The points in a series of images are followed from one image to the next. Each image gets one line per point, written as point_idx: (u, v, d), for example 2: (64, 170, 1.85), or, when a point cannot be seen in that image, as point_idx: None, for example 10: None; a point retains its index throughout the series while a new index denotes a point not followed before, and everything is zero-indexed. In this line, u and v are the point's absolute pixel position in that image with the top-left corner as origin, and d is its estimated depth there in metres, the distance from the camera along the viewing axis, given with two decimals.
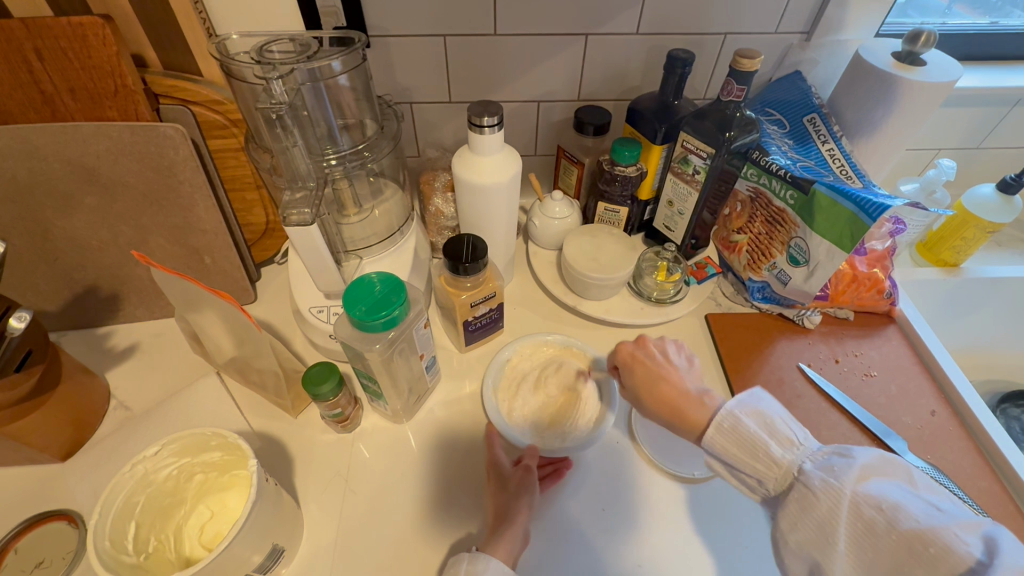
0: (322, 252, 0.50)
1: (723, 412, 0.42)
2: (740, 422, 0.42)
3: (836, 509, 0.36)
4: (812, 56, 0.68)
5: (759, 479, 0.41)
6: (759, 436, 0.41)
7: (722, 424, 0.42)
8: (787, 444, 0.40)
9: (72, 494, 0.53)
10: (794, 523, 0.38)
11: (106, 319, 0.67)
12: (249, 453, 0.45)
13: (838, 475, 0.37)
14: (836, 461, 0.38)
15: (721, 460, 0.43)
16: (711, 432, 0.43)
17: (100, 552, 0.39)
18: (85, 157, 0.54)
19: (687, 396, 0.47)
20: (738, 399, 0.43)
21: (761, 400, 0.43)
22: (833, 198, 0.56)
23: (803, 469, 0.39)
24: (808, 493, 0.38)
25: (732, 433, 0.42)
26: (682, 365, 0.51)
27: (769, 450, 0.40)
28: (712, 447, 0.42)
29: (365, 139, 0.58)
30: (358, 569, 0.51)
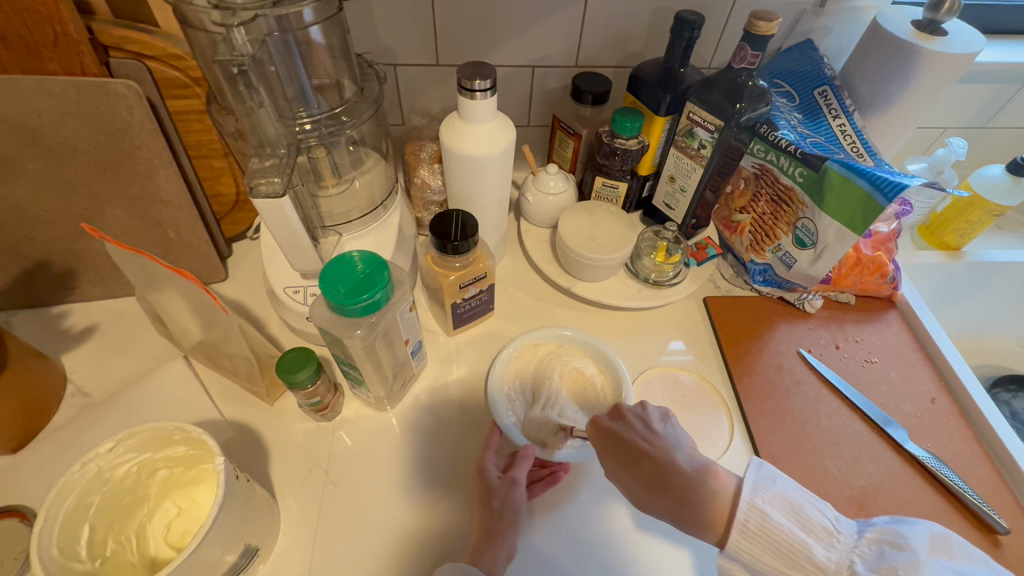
0: (296, 227, 0.46)
1: (747, 506, 0.40)
2: (767, 518, 0.39)
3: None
4: (825, 23, 0.64)
5: None
6: (795, 533, 0.39)
7: (750, 526, 0.39)
8: (827, 538, 0.39)
9: (25, 488, 0.49)
10: None
11: (61, 297, 0.61)
12: (215, 450, 0.41)
13: (901, 573, 0.36)
14: (887, 552, 0.37)
15: (747, 565, 0.40)
16: (737, 536, 0.39)
17: (46, 560, 0.35)
18: (24, 116, 0.48)
19: (691, 483, 0.42)
20: (754, 487, 0.41)
21: (778, 485, 0.41)
22: (846, 175, 0.53)
23: (858, 573, 0.37)
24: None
25: (762, 536, 0.39)
26: (668, 439, 0.45)
27: (810, 549, 0.38)
28: (743, 554, 0.39)
29: (343, 102, 0.52)
30: (339, 565, 0.48)
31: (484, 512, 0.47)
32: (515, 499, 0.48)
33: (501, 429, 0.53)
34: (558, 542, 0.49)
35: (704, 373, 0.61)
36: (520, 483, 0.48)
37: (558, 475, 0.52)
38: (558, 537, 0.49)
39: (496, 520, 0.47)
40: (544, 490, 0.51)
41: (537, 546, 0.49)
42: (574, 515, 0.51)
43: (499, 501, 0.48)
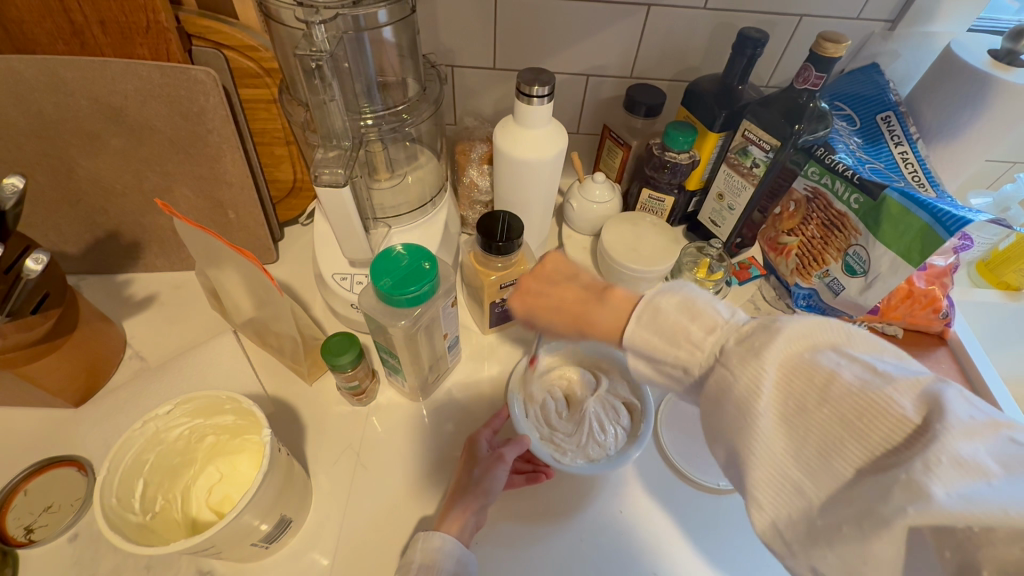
0: (352, 217, 0.48)
1: (643, 301, 0.38)
2: (658, 308, 0.37)
3: (752, 379, 0.31)
4: (894, 47, 0.62)
5: (684, 368, 0.36)
6: (679, 321, 0.36)
7: (641, 314, 0.37)
8: (710, 325, 0.35)
9: (83, 440, 0.53)
10: (717, 412, 0.33)
11: (127, 267, 0.66)
12: (263, 421, 0.43)
13: (759, 348, 0.32)
14: (760, 331, 0.33)
15: (641, 355, 0.38)
16: (630, 325, 0.37)
17: (105, 509, 0.38)
18: (113, 96, 0.51)
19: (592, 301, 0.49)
20: (665, 284, 0.38)
21: (686, 286, 0.37)
22: (905, 206, 0.51)
23: (723, 351, 0.34)
24: (726, 374, 0.33)
25: (652, 323, 0.37)
26: (567, 276, 0.51)
27: (688, 334, 0.35)
28: (636, 343, 0.37)
29: (405, 100, 0.54)
30: (362, 543, 0.50)
31: (464, 476, 0.49)
32: (497, 472, 0.48)
33: (509, 413, 0.55)
34: (566, 542, 0.50)
35: None
36: (506, 462, 0.49)
37: (540, 476, 0.52)
38: (572, 542, 0.50)
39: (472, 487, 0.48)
40: (523, 484, 0.52)
41: (558, 551, 0.50)
42: (588, 520, 0.51)
43: (481, 471, 0.48)
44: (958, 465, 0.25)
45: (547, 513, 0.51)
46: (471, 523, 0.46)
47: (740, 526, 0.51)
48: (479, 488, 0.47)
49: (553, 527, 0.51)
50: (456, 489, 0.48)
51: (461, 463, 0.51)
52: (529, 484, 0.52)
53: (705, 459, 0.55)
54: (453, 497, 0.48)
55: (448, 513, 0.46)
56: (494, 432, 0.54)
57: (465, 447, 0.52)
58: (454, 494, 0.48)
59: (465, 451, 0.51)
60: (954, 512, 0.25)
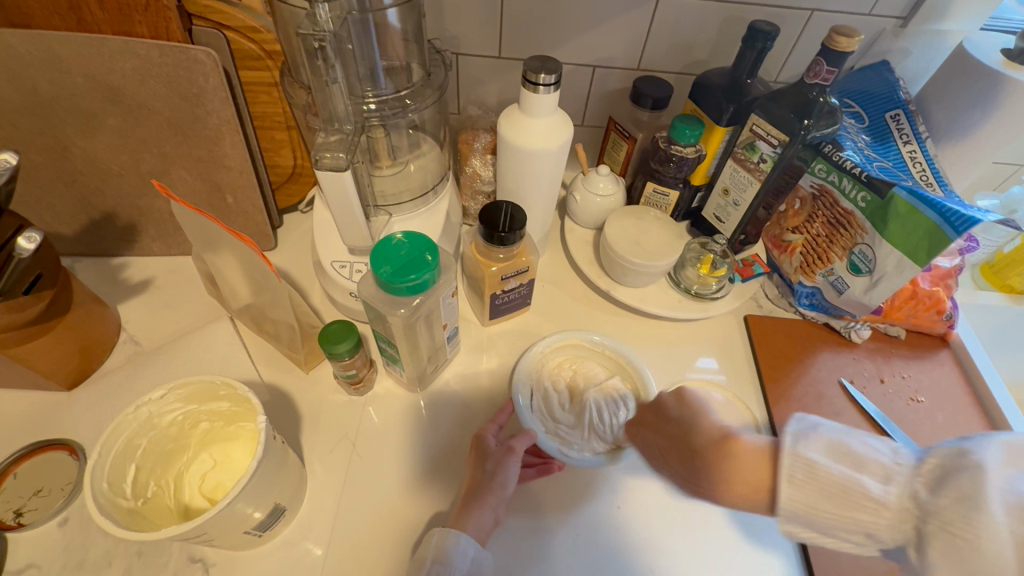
0: (353, 203, 0.47)
1: (785, 454, 0.36)
2: (811, 462, 0.35)
3: (984, 538, 0.29)
4: (904, 45, 0.61)
5: (867, 532, 0.34)
6: (844, 475, 0.34)
7: (793, 473, 0.36)
8: (879, 469, 0.34)
9: (75, 424, 0.52)
10: None
11: (122, 250, 0.65)
12: (258, 408, 0.42)
13: (975, 497, 0.29)
14: (956, 472, 0.31)
15: (807, 522, 0.36)
16: (784, 487, 0.36)
17: (96, 493, 0.38)
18: (111, 75, 0.50)
19: (716, 446, 0.40)
20: (794, 431, 0.37)
21: (819, 426, 0.37)
22: (914, 204, 0.51)
23: (920, 503, 0.32)
24: (948, 530, 0.30)
25: (810, 483, 0.35)
26: (693, 413, 0.44)
27: (862, 496, 0.34)
28: (791, 505, 0.36)
29: (409, 85, 0.53)
30: (356, 534, 0.49)
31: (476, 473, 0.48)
32: (509, 465, 0.48)
33: (515, 408, 0.54)
34: (562, 537, 0.49)
35: (736, 390, 0.60)
36: (517, 454, 0.49)
37: (551, 468, 0.52)
38: (569, 537, 0.49)
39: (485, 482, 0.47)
40: (534, 478, 0.52)
41: (554, 547, 0.49)
42: (584, 515, 0.51)
43: (493, 465, 0.48)
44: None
45: (543, 507, 0.51)
46: (487, 520, 0.45)
47: (738, 523, 0.51)
48: (495, 483, 0.47)
49: (550, 524, 0.50)
50: (468, 490, 0.47)
51: (472, 459, 0.50)
52: (541, 477, 0.52)
53: None
54: (468, 495, 0.47)
55: (463, 514, 0.45)
56: (500, 427, 0.53)
57: (473, 445, 0.50)
58: (467, 493, 0.47)
59: (472, 448, 0.50)
60: None
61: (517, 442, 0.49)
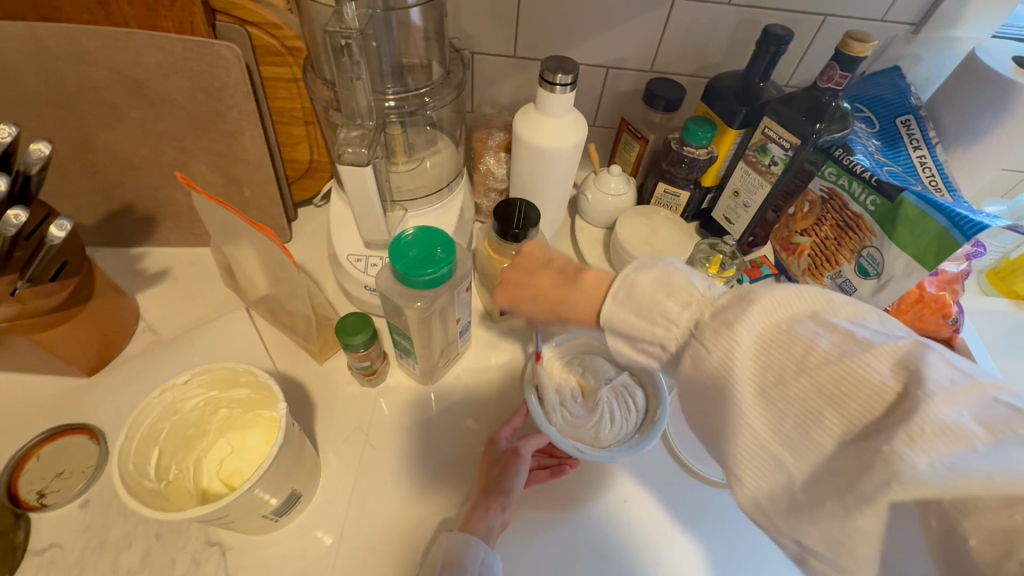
0: (372, 197, 0.48)
1: (620, 277, 0.38)
2: (634, 284, 0.38)
3: (732, 359, 0.31)
4: (917, 51, 0.62)
5: (662, 346, 0.37)
6: (657, 296, 0.36)
7: (619, 293, 0.38)
8: (685, 300, 0.36)
9: (96, 410, 0.53)
10: (697, 388, 0.34)
11: (141, 241, 0.66)
12: (278, 396, 0.43)
13: (733, 321, 0.32)
14: (737, 305, 0.33)
15: (619, 334, 0.39)
16: (607, 302, 0.38)
17: (123, 474, 0.39)
18: (136, 68, 0.51)
19: (563, 287, 0.47)
20: (638, 263, 0.39)
21: (662, 261, 0.38)
22: (923, 209, 0.51)
23: (698, 326, 0.34)
24: (701, 350, 0.33)
25: (628, 300, 0.38)
26: (555, 265, 0.50)
27: (664, 311, 0.36)
28: (615, 322, 0.38)
29: (429, 83, 0.54)
30: (368, 520, 0.51)
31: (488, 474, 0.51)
32: (517, 469, 0.50)
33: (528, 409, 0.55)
34: (574, 533, 0.51)
35: None
36: (524, 456, 0.51)
37: (564, 469, 0.53)
38: (577, 533, 0.51)
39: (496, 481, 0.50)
40: (549, 478, 0.53)
41: (563, 541, 0.50)
42: (594, 513, 0.52)
43: (500, 470, 0.51)
44: (942, 431, 0.25)
45: (555, 503, 0.52)
46: (495, 525, 0.47)
47: (740, 519, 0.53)
48: (502, 488, 0.49)
49: (561, 518, 0.51)
50: (481, 492, 0.50)
51: (484, 460, 0.52)
52: (556, 478, 0.53)
53: (709, 451, 0.56)
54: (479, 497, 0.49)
55: (472, 518, 0.47)
56: (514, 430, 0.55)
57: (487, 449, 0.53)
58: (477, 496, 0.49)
59: (486, 450, 0.53)
60: (942, 480, 0.24)
61: (522, 446, 0.52)
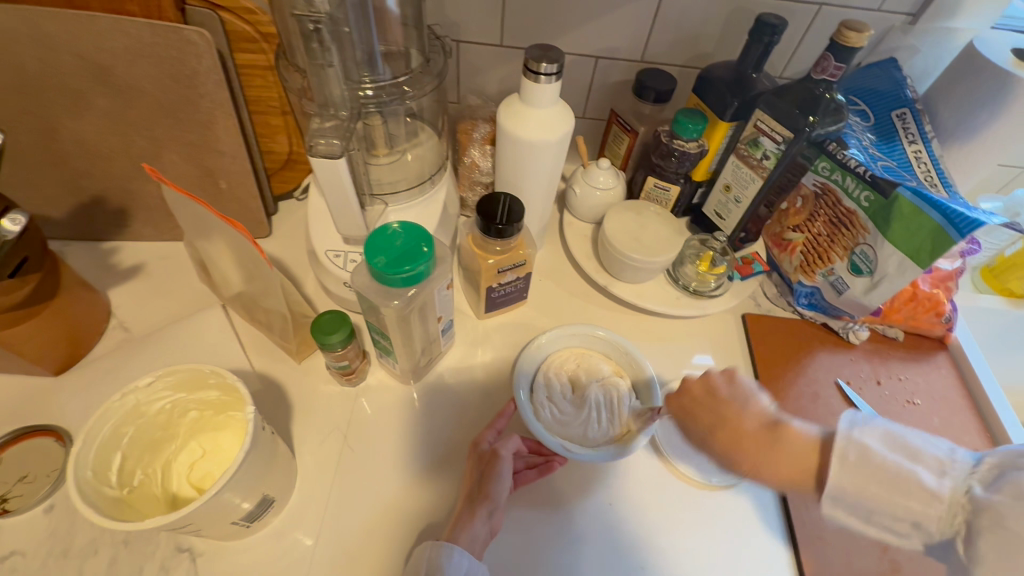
0: (348, 191, 0.46)
1: (841, 438, 0.38)
2: (866, 447, 0.37)
3: (927, 504, 0.35)
4: (913, 42, 0.60)
5: (914, 522, 0.36)
6: (899, 463, 0.36)
7: (846, 454, 0.37)
8: (937, 464, 0.36)
9: (63, 410, 0.51)
10: (997, 552, 0.32)
11: (113, 234, 0.64)
12: (247, 399, 0.42)
13: (1004, 502, 0.32)
14: (1003, 476, 0.33)
15: (852, 507, 0.38)
16: (836, 467, 0.38)
17: (80, 482, 0.37)
18: (100, 54, 0.49)
19: (762, 432, 0.43)
20: (856, 420, 0.39)
21: (884, 421, 0.39)
22: (918, 206, 0.50)
23: (978, 498, 0.34)
24: (989, 529, 0.32)
25: (863, 466, 0.37)
26: (737, 400, 0.45)
27: (918, 512, 0.35)
28: (842, 490, 0.37)
29: (408, 72, 0.52)
30: (346, 524, 0.49)
31: (473, 480, 0.48)
32: (499, 470, 0.47)
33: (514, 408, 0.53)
34: (557, 541, 0.49)
35: None
36: (505, 457, 0.48)
37: (552, 466, 0.52)
38: (562, 538, 0.49)
39: (479, 487, 0.47)
40: (536, 478, 0.51)
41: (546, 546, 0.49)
42: (578, 518, 0.50)
43: (483, 474, 0.48)
44: None
45: (539, 509, 0.50)
46: (481, 532, 0.45)
47: (730, 523, 0.51)
48: (488, 492, 0.46)
49: (545, 524, 0.50)
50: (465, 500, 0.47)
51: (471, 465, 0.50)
52: (543, 476, 0.52)
53: None
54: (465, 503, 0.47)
55: (456, 527, 0.44)
56: (497, 433, 0.52)
57: (470, 451, 0.51)
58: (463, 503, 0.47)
59: (471, 454, 0.50)
60: None
61: (503, 446, 0.49)
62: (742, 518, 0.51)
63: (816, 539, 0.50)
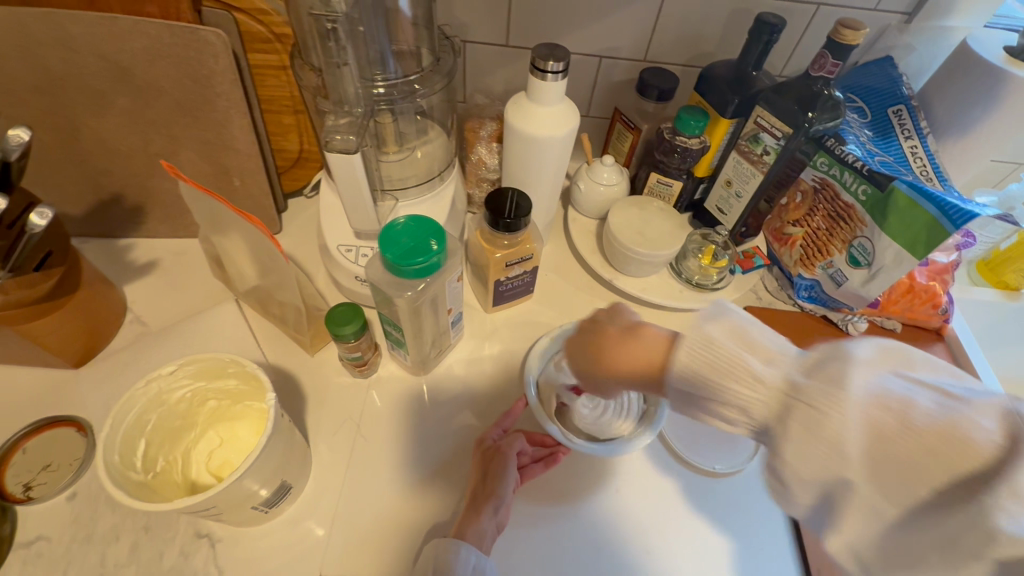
0: (362, 186, 0.47)
1: (686, 328, 0.34)
2: (711, 339, 0.33)
3: (843, 417, 0.28)
4: (909, 41, 0.62)
5: (742, 408, 0.32)
6: (735, 351, 0.32)
7: (691, 348, 0.33)
8: (766, 355, 0.32)
9: (84, 402, 0.53)
10: (801, 451, 0.29)
11: (129, 231, 0.65)
12: (266, 386, 0.43)
13: (840, 378, 0.29)
14: (833, 360, 0.30)
15: (692, 389, 0.33)
16: (676, 355, 0.33)
17: (108, 466, 0.38)
18: (120, 55, 0.50)
19: (646, 346, 0.35)
20: (710, 312, 0.35)
21: (733, 312, 0.35)
22: (913, 199, 0.51)
23: (797, 385, 0.30)
24: (812, 411, 0.29)
25: (705, 352, 0.33)
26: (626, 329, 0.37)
27: (745, 369, 0.32)
28: (684, 378, 0.33)
29: (419, 70, 0.54)
30: (360, 510, 0.50)
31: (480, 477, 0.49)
32: (507, 467, 0.49)
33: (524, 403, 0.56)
34: (566, 526, 0.50)
35: None
36: (510, 453, 0.50)
37: (558, 456, 0.53)
38: (569, 525, 0.50)
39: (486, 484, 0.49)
40: (543, 470, 0.53)
41: (554, 531, 0.50)
42: (586, 504, 0.52)
43: (490, 469, 0.49)
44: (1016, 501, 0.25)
45: (548, 495, 0.52)
46: (488, 528, 0.46)
47: (734, 508, 0.52)
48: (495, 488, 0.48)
49: (553, 511, 0.51)
50: (469, 502, 0.48)
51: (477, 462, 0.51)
52: (550, 469, 0.53)
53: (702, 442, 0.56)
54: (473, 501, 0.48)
55: (463, 523, 0.46)
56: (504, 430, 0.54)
57: (476, 446, 0.52)
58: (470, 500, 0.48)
59: (477, 450, 0.52)
60: None
61: (508, 444, 0.51)
62: (745, 504, 0.53)
63: None
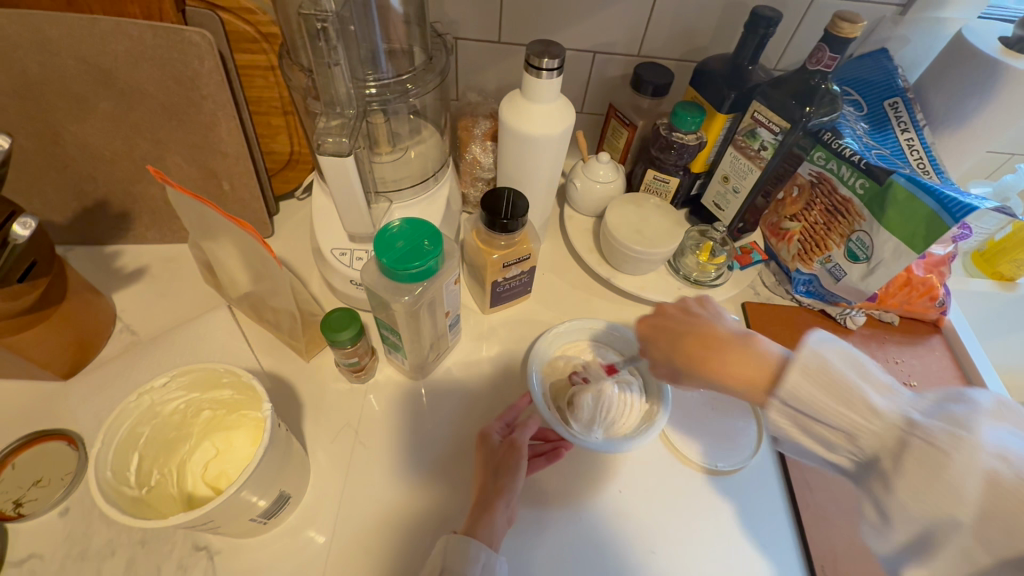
0: (355, 188, 0.46)
1: (805, 351, 0.39)
2: (826, 363, 0.38)
3: (965, 462, 0.33)
4: (903, 33, 0.62)
5: (849, 435, 0.37)
6: (850, 378, 0.38)
7: (807, 366, 0.38)
8: (883, 389, 0.38)
9: (74, 415, 0.51)
10: (915, 488, 0.34)
11: (116, 238, 0.64)
12: (262, 396, 0.42)
13: (965, 424, 0.34)
14: (957, 406, 0.36)
15: (798, 412, 0.39)
16: (791, 374, 0.39)
17: (101, 482, 0.37)
18: (102, 57, 0.49)
19: (732, 346, 0.44)
20: (816, 337, 0.40)
21: (839, 341, 0.40)
22: (912, 191, 0.51)
23: (915, 421, 0.35)
24: (932, 451, 0.34)
25: (820, 376, 0.38)
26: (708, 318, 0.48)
27: (848, 416, 0.37)
28: (797, 395, 0.38)
29: (411, 69, 0.53)
30: (361, 517, 0.50)
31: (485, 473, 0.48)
32: (518, 465, 0.48)
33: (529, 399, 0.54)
34: (569, 528, 0.50)
35: None
36: (521, 448, 0.49)
37: (560, 452, 0.52)
38: (571, 528, 0.50)
39: (493, 482, 0.47)
40: (544, 466, 0.52)
41: (557, 534, 0.49)
42: (588, 506, 0.51)
43: (497, 466, 0.48)
44: None
45: (551, 496, 0.51)
46: (499, 526, 0.45)
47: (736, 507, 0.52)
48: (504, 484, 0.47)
49: (556, 514, 0.50)
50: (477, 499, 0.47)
51: (480, 457, 0.50)
52: (552, 463, 0.52)
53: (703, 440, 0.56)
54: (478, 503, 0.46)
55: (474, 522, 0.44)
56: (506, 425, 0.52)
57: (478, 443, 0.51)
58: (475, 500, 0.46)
59: (480, 445, 0.50)
60: None
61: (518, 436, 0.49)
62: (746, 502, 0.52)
63: (820, 519, 0.51)
